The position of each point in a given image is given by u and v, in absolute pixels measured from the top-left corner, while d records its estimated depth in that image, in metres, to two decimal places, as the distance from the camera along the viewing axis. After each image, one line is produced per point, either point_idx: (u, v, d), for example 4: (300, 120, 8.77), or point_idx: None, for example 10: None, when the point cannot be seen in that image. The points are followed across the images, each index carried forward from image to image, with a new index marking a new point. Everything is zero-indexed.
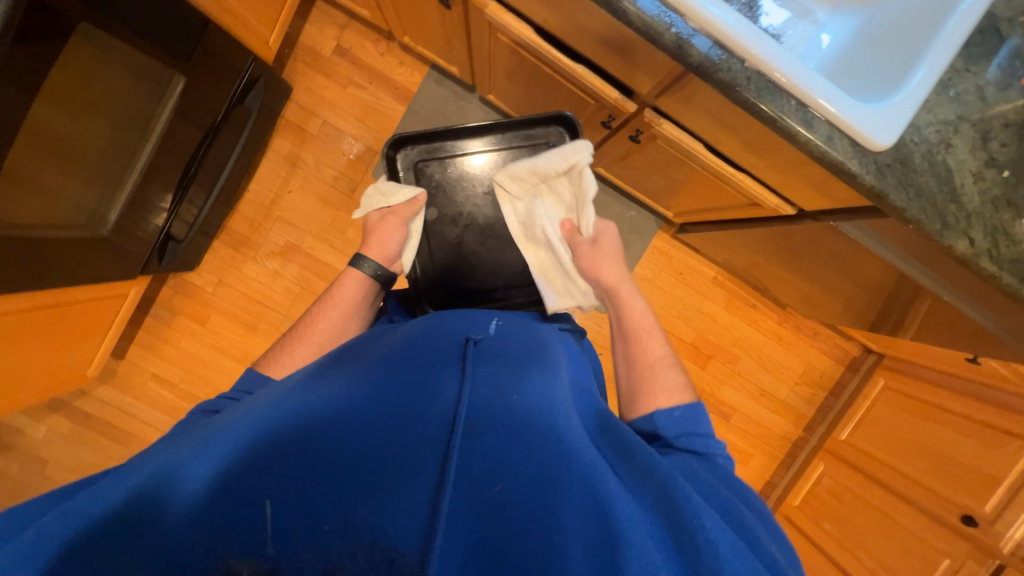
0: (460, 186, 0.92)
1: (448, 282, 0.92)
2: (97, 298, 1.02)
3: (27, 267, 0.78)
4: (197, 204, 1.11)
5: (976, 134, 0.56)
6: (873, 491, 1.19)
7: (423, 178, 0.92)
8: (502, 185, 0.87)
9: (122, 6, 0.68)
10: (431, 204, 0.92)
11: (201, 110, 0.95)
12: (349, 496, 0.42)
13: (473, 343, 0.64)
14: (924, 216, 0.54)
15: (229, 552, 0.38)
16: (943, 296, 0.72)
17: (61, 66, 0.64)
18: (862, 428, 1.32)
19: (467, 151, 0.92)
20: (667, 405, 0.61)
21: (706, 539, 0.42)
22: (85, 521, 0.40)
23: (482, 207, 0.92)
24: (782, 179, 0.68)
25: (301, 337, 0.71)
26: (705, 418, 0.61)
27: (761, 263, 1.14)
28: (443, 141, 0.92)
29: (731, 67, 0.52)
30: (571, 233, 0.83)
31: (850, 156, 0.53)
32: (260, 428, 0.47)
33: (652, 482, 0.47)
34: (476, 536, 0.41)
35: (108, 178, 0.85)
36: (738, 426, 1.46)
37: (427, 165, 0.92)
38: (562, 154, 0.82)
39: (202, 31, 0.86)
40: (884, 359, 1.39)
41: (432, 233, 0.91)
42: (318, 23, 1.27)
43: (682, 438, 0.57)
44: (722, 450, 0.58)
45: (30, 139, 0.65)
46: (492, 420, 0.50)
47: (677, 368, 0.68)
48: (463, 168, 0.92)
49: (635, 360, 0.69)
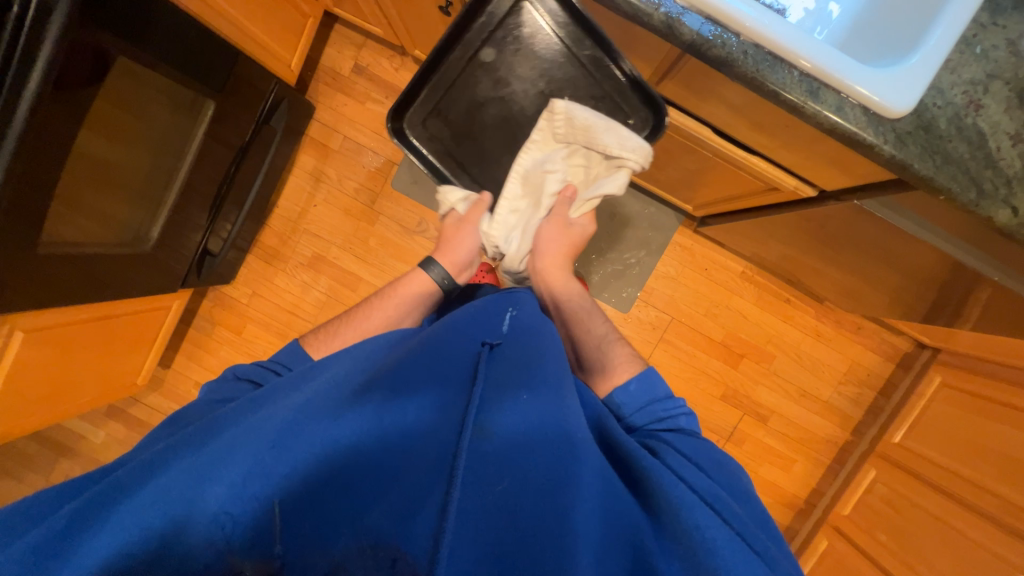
0: (527, 56, 0.75)
1: (444, 137, 0.80)
2: (144, 310, 1.11)
3: (85, 282, 0.86)
4: (230, 220, 1.18)
5: (1011, 92, 0.51)
6: (933, 498, 1.09)
7: (511, 18, 0.74)
8: (552, 112, 0.73)
9: (164, 44, 0.76)
10: (493, 45, 0.75)
11: (231, 132, 1.02)
12: (360, 503, 0.43)
13: (487, 344, 0.59)
14: (956, 185, 0.49)
15: (234, 551, 0.42)
16: (994, 275, 0.65)
17: (103, 97, 0.71)
18: (917, 430, 1.21)
19: (567, 34, 0.73)
20: (624, 380, 0.69)
21: (704, 539, 0.46)
22: (113, 521, 0.42)
23: (525, 96, 0.77)
24: (795, 157, 0.65)
25: (356, 324, 0.74)
26: (661, 382, 0.69)
27: (791, 254, 1.08)
28: (561, 12, 0.72)
29: (726, 42, 0.50)
30: (562, 206, 0.78)
31: (863, 125, 0.50)
32: (268, 427, 0.47)
33: (650, 488, 0.50)
34: (482, 537, 0.42)
35: (150, 198, 0.92)
36: (777, 429, 1.38)
37: (527, 10, 0.73)
38: (622, 139, 0.71)
39: (233, 61, 0.94)
40: (940, 354, 1.27)
41: (468, 72, 0.76)
42: (336, 44, 1.34)
43: (642, 413, 0.65)
44: (684, 408, 0.67)
45: (78, 162, 0.72)
46: (501, 422, 0.49)
47: (621, 342, 0.76)
48: (550, 49, 0.74)
49: (584, 341, 0.75)
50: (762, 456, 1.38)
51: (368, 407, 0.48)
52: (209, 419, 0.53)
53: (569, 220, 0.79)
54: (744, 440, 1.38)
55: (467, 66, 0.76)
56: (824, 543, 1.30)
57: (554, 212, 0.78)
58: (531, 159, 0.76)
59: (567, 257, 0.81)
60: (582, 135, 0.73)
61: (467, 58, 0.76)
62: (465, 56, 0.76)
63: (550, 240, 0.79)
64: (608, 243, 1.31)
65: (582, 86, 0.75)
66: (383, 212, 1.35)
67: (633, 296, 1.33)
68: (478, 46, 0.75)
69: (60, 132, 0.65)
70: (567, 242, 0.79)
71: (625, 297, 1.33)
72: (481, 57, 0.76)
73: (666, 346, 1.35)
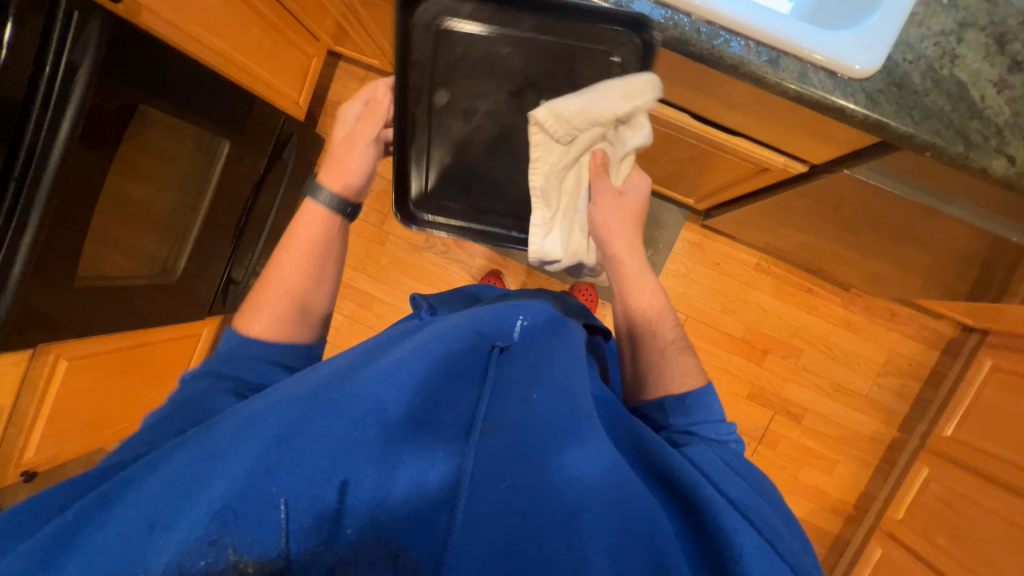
0: (482, 71, 0.67)
1: (455, 186, 0.74)
2: (175, 338, 1.19)
3: (119, 312, 0.93)
4: (251, 250, 1.26)
5: (988, 38, 0.55)
6: (999, 497, 0.99)
7: (441, 50, 0.66)
8: (538, 122, 0.62)
9: (196, 99, 0.87)
10: (442, 84, 0.68)
11: (250, 168, 1.10)
12: (371, 502, 0.41)
13: (497, 348, 0.54)
14: (941, 140, 0.52)
15: (235, 543, 0.37)
16: (1010, 237, 0.62)
17: (125, 139, 0.78)
18: (969, 421, 1.12)
19: (500, 27, 0.65)
20: (680, 391, 0.62)
21: (733, 544, 0.41)
22: (119, 515, 0.39)
23: (501, 107, 0.69)
24: (773, 133, 0.69)
25: (266, 284, 0.66)
26: (717, 401, 0.61)
27: (806, 242, 1.03)
28: (489, 10, 0.64)
29: (677, 23, 0.55)
30: (602, 182, 0.67)
31: (830, 87, 0.53)
32: (274, 419, 0.43)
33: (675, 483, 0.46)
34: (490, 539, 0.39)
35: (173, 231, 1.00)
36: (812, 428, 1.29)
37: (455, 32, 0.66)
38: (623, 87, 0.60)
39: (251, 107, 1.03)
40: (989, 336, 1.18)
41: (430, 123, 0.69)
42: (341, 80, 1.44)
43: (693, 425, 0.59)
44: (735, 433, 0.60)
45: (104, 200, 0.79)
46: (512, 423, 0.47)
47: (689, 351, 0.67)
48: (495, 49, 0.66)
49: (645, 344, 0.67)
50: (800, 458, 1.29)
51: (369, 401, 0.44)
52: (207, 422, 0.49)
53: (616, 190, 0.68)
54: (778, 442, 1.30)
55: (424, 118, 0.69)
56: (878, 551, 1.19)
57: (597, 192, 0.67)
58: (546, 175, 0.66)
59: (633, 238, 0.69)
60: (581, 120, 0.62)
61: (427, 111, 0.69)
62: (418, 112, 0.69)
63: (608, 223, 0.68)
64: None
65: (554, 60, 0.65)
66: (392, 232, 1.38)
67: None
68: (425, 90, 0.68)
69: (96, 177, 0.73)
70: (624, 230, 0.68)
71: None
72: (436, 104, 0.69)
73: None
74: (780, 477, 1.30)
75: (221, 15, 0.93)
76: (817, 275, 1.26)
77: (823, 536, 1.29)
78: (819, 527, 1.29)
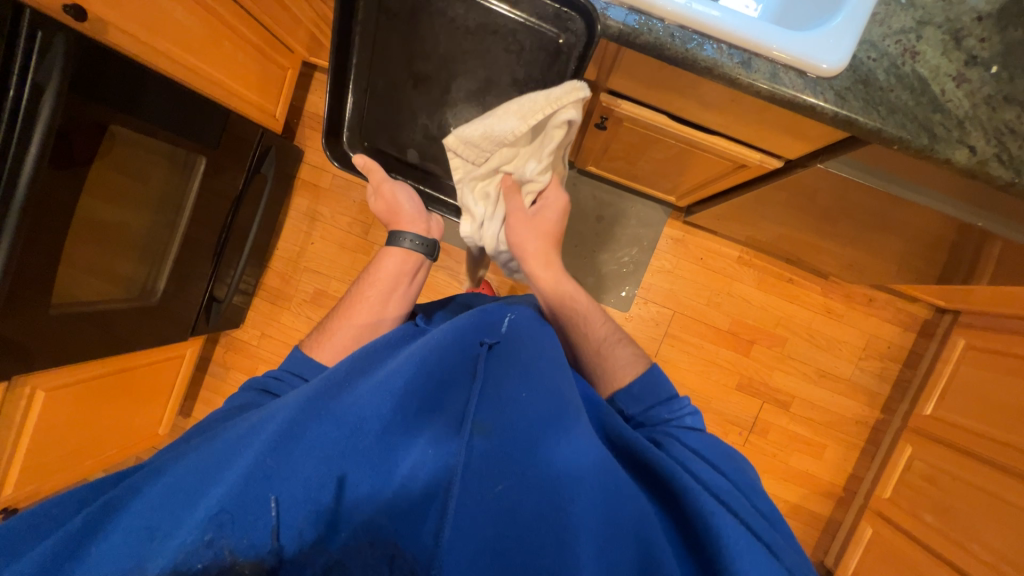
0: (396, 104, 0.68)
1: None
2: (157, 361, 1.16)
3: (96, 338, 0.90)
4: (233, 267, 1.23)
5: (945, 34, 0.58)
6: (979, 471, 1.03)
7: (374, 139, 0.73)
8: (452, 151, 0.64)
9: (167, 116, 0.85)
10: (403, 146, 0.73)
11: (228, 184, 1.08)
12: (365, 503, 0.41)
13: (486, 346, 0.52)
14: (906, 134, 0.54)
15: (235, 546, 0.37)
16: (976, 223, 0.65)
17: (97, 161, 0.76)
18: (948, 398, 1.16)
19: (355, 72, 0.67)
20: (626, 383, 0.64)
21: (717, 537, 0.41)
22: (124, 522, 0.40)
23: (430, 99, 0.67)
24: (748, 131, 0.71)
25: (340, 319, 0.70)
26: (665, 381, 0.64)
27: (785, 234, 1.06)
28: (346, 94, 0.69)
29: (651, 28, 0.55)
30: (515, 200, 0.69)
31: (800, 86, 0.55)
32: (272, 427, 0.42)
33: (658, 479, 0.47)
34: (482, 533, 0.40)
35: (151, 253, 0.97)
36: (800, 414, 1.32)
37: (362, 118, 0.71)
38: (523, 108, 0.59)
39: (227, 122, 1.01)
40: (961, 316, 1.23)
41: (430, 170, 0.76)
42: (318, 91, 1.42)
43: (649, 412, 0.60)
44: (688, 407, 0.62)
45: (77, 224, 0.77)
46: (502, 421, 0.45)
47: (625, 341, 0.70)
48: (380, 86, 0.67)
49: (580, 346, 0.69)
50: (789, 444, 1.32)
51: (360, 404, 0.44)
52: (222, 426, 0.50)
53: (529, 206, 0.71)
54: (768, 429, 1.33)
55: (423, 173, 0.77)
56: (868, 530, 1.23)
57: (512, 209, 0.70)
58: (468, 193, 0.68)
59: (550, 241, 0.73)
60: (488, 143, 0.63)
61: (420, 172, 0.77)
62: (419, 179, 0.78)
63: (523, 234, 0.71)
64: (598, 246, 1.32)
65: (391, 25, 0.62)
66: (377, 241, 1.41)
67: (631, 294, 1.32)
68: (404, 167, 0.76)
69: (67, 201, 0.71)
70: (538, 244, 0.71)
71: (624, 296, 1.32)
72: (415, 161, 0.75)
73: (673, 340, 1.33)
74: (772, 465, 1.33)
75: (192, 30, 0.91)
76: (796, 265, 1.30)
77: (815, 519, 1.32)
78: (811, 510, 1.32)
